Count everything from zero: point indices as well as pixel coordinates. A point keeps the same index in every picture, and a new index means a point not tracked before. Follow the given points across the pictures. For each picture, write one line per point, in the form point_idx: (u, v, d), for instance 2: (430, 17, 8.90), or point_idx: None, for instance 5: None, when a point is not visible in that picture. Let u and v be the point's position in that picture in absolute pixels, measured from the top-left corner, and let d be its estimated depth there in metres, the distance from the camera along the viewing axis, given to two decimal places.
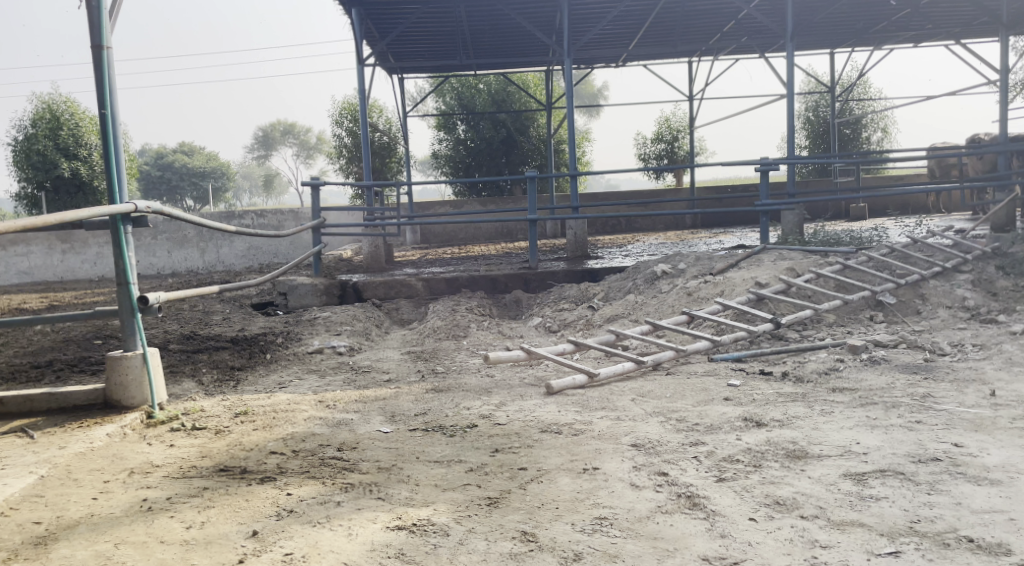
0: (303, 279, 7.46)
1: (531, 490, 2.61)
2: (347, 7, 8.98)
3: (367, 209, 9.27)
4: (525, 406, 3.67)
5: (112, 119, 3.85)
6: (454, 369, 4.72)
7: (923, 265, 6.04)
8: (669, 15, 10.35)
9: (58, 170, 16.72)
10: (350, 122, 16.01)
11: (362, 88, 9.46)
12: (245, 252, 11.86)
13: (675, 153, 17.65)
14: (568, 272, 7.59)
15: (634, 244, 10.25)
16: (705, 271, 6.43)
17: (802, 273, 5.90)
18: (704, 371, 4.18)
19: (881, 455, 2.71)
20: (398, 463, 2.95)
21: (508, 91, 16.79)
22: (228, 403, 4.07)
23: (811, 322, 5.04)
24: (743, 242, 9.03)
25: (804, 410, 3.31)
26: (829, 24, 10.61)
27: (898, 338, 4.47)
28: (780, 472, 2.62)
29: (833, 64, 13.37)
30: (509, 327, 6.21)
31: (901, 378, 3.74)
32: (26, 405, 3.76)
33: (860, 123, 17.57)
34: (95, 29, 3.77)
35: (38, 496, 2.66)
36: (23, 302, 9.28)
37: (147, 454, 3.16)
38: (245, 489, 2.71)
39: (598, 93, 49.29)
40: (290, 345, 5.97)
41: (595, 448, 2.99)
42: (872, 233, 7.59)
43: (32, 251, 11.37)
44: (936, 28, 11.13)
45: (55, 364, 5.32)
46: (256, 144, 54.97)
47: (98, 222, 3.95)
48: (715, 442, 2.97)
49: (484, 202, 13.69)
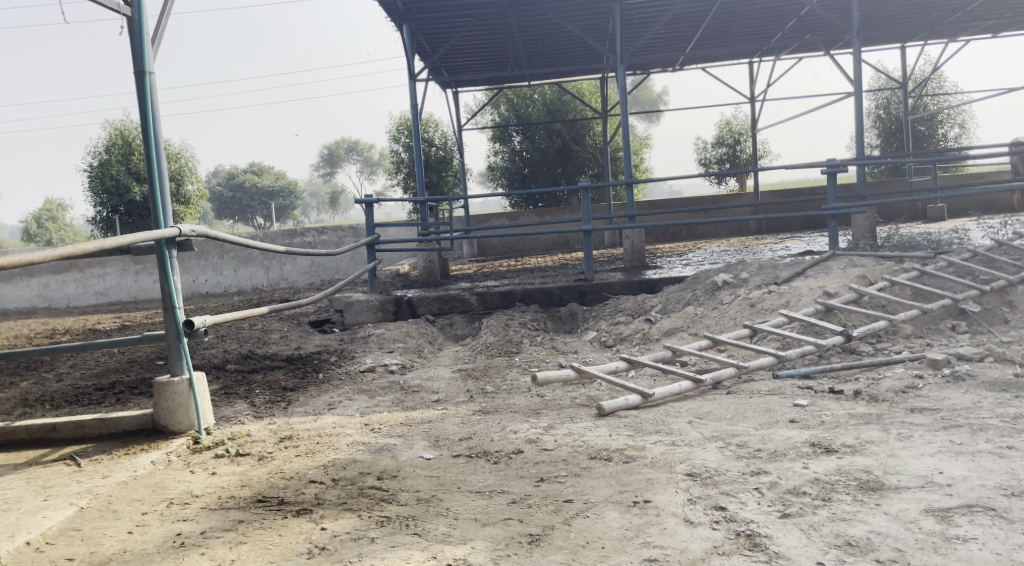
0: (359, 296, 7.42)
1: (576, 526, 2.43)
2: (397, 23, 8.98)
3: (423, 223, 9.25)
4: (575, 430, 3.48)
5: (156, 144, 3.86)
6: (504, 389, 4.56)
7: (1010, 269, 5.57)
8: (727, 16, 10.05)
9: (131, 194, 17.41)
10: (407, 138, 16.19)
11: (415, 103, 9.47)
12: (307, 269, 12.04)
13: (737, 156, 17.14)
14: (625, 283, 7.35)
15: (695, 252, 9.92)
16: (769, 280, 6.11)
17: (875, 281, 5.53)
18: (768, 390, 3.90)
19: (967, 487, 2.43)
20: (438, 494, 2.81)
21: (564, 100, 16.71)
22: (275, 427, 4.00)
23: (886, 334, 4.69)
24: (811, 248, 8.63)
25: (879, 434, 3.03)
26: (900, 16, 10.07)
27: (984, 350, 4.10)
28: (853, 507, 2.37)
29: (904, 58, 12.73)
30: (564, 342, 6.04)
31: (989, 397, 3.40)
32: (78, 431, 3.78)
33: (935, 120, 16.73)
34: (137, 55, 3.80)
35: (75, 529, 2.63)
36: (97, 322, 9.59)
37: (188, 483, 3.10)
38: (280, 522, 2.62)
39: (657, 100, 48.77)
40: (343, 363, 5.94)
41: (647, 478, 2.79)
42: (952, 236, 7.13)
43: (106, 273, 11.70)
44: (1016, 16, 10.45)
45: (117, 387, 5.39)
46: (322, 162, 56.40)
47: (145, 247, 3.95)
48: (779, 472, 2.72)
49: (541, 213, 13.58)
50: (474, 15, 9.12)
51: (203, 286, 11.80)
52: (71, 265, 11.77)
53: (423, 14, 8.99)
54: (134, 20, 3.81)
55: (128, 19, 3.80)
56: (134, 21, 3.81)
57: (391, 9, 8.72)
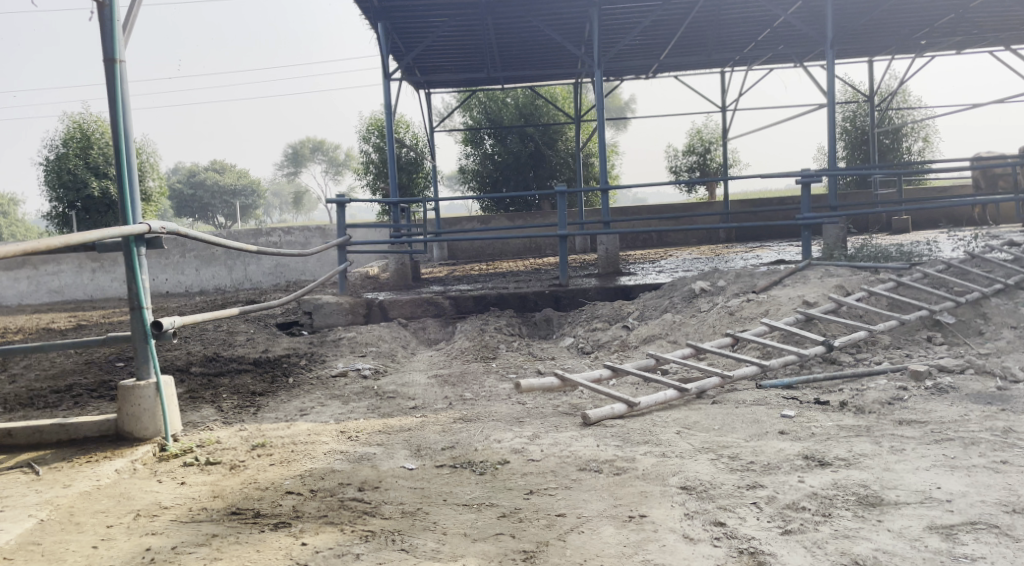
0: (329, 298, 7.22)
1: (571, 543, 2.33)
2: (372, 20, 8.82)
3: (395, 225, 9.09)
4: (560, 439, 3.39)
5: (125, 136, 3.67)
6: (484, 396, 4.44)
7: (983, 282, 5.64)
8: (702, 24, 10.10)
9: (88, 189, 16.84)
10: (377, 138, 15.97)
11: (389, 103, 9.30)
12: (272, 269, 11.77)
13: (707, 165, 17.29)
14: (601, 289, 7.29)
15: (667, 259, 9.91)
16: (746, 288, 6.10)
17: (852, 291, 5.55)
18: (753, 399, 3.86)
19: (968, 503, 2.39)
20: (423, 507, 2.69)
21: (536, 104, 16.69)
22: (246, 434, 3.84)
23: (865, 345, 4.69)
24: (784, 256, 8.69)
25: (872, 447, 2.99)
26: (871, 30, 10.21)
27: (965, 362, 4.12)
28: (855, 523, 2.31)
29: (871, 71, 12.94)
30: (540, 348, 5.95)
31: (975, 410, 3.40)
32: (35, 436, 3.57)
33: (900, 133, 17.07)
34: (107, 42, 3.61)
35: (35, 544, 2.46)
36: (51, 321, 9.23)
37: (155, 494, 2.93)
38: (257, 536, 2.47)
39: (626, 107, 49.14)
40: (314, 367, 5.76)
41: (640, 491, 2.70)
42: (924, 247, 7.22)
43: (62, 270, 11.28)
44: (982, 32, 10.68)
45: (75, 389, 5.15)
46: (287, 161, 55.60)
47: (111, 243, 3.75)
48: (775, 485, 2.66)
49: (513, 217, 13.49)
50: (451, 15, 9.00)
51: (164, 285, 11.44)
52: (24, 261, 11.32)
53: (400, 12, 8.83)
54: (105, 6, 3.62)
55: (99, 5, 3.61)
56: (105, 6, 3.62)
57: (366, 6, 8.55)
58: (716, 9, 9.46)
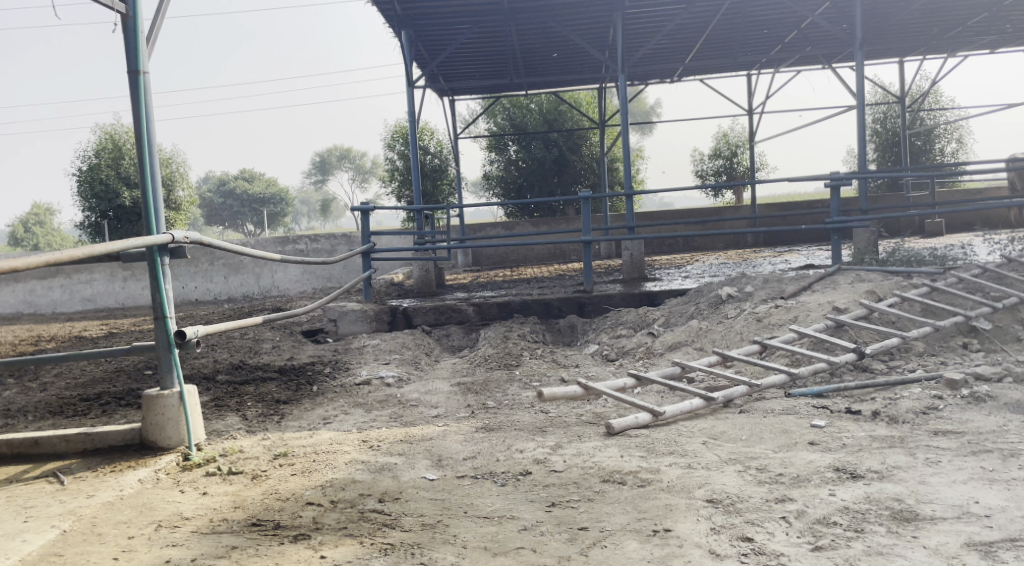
0: (353, 306, 7.23)
1: (593, 558, 2.28)
2: (396, 29, 8.85)
3: (418, 232, 9.09)
4: (584, 449, 3.34)
5: (149, 147, 3.70)
6: (506, 404, 4.40)
7: (1021, 286, 5.47)
8: (728, 27, 9.98)
9: (120, 199, 17.13)
10: (402, 145, 16.06)
11: (413, 110, 9.32)
12: (299, 277, 11.87)
13: (734, 169, 17.11)
14: (626, 295, 7.22)
15: (693, 265, 9.80)
16: (774, 294, 5.99)
17: (885, 296, 5.41)
18: (783, 409, 3.76)
19: (1008, 519, 2.29)
20: (443, 519, 2.65)
21: (560, 109, 16.67)
22: (268, 443, 3.83)
23: (898, 352, 4.57)
24: (813, 261, 8.55)
25: (907, 458, 2.89)
26: (902, 30, 10.02)
27: (1003, 370, 3.98)
28: (889, 540, 2.23)
29: (901, 72, 12.70)
30: (564, 355, 5.90)
31: (1015, 420, 3.28)
32: (62, 445, 3.61)
33: (931, 134, 16.76)
34: (131, 54, 3.65)
35: (57, 555, 2.46)
36: (84, 329, 9.38)
37: (177, 504, 2.93)
38: (276, 549, 2.45)
39: (651, 112, 49.01)
40: (338, 375, 5.76)
41: (665, 504, 2.64)
42: (958, 251, 7.03)
43: (94, 279, 11.47)
44: (1017, 30, 10.41)
45: (103, 398, 5.20)
46: (314, 170, 56.21)
47: (136, 253, 3.77)
48: (805, 499, 2.58)
49: (537, 223, 13.46)
50: (473, 22, 8.98)
51: (193, 294, 11.58)
52: (57, 270, 11.51)
53: (422, 19, 8.84)
54: (129, 18, 3.65)
55: (123, 17, 3.65)
56: (129, 18, 3.65)
57: (389, 13, 8.58)
58: (741, 11, 9.35)
